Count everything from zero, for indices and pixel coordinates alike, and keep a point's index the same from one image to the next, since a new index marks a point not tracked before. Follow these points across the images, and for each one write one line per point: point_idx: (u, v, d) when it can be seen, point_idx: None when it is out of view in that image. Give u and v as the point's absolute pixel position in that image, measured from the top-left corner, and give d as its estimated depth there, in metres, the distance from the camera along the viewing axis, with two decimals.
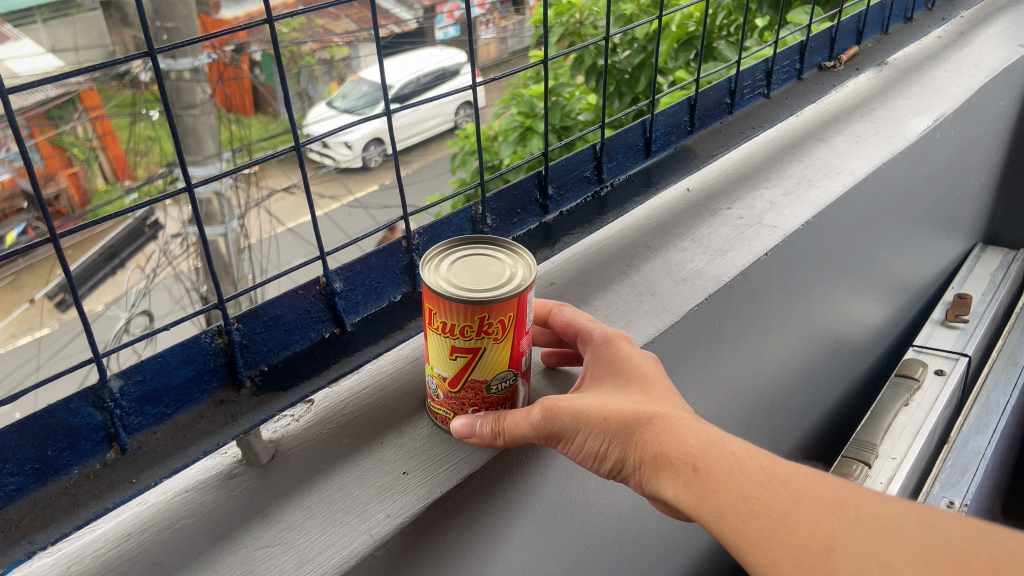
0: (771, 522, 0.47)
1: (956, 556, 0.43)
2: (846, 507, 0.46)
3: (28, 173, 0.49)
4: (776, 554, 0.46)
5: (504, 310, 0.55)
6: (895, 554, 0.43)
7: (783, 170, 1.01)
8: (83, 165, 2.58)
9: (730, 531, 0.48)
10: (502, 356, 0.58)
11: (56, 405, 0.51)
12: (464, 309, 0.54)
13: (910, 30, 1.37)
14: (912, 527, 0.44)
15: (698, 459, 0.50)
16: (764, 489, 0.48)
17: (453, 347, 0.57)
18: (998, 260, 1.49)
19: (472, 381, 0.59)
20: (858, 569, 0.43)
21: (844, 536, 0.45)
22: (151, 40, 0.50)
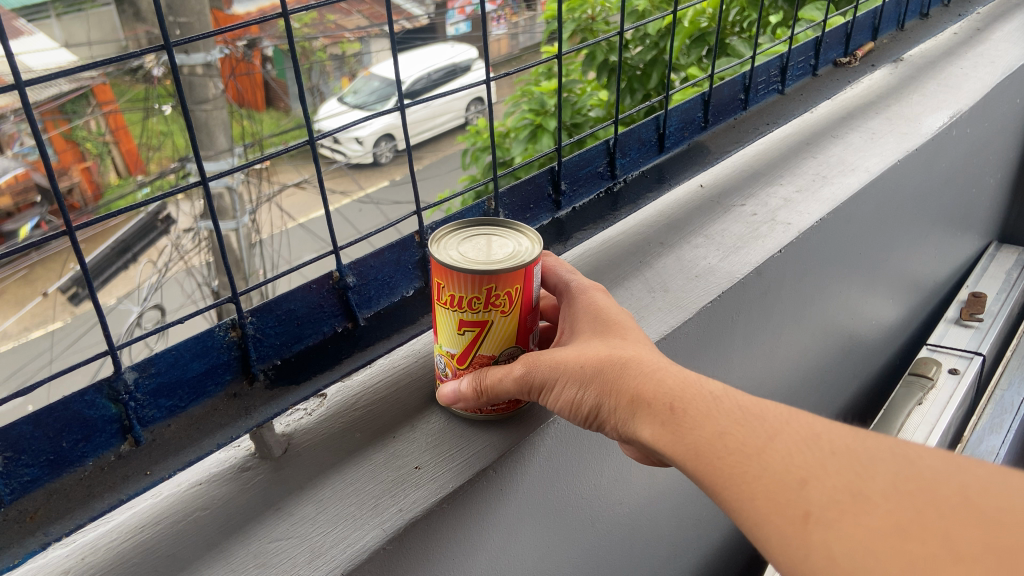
0: (746, 457, 0.45)
1: (928, 483, 0.40)
2: (819, 442, 0.44)
3: (45, 168, 0.49)
4: (748, 487, 0.44)
5: (512, 281, 0.55)
6: (866, 482, 0.41)
7: (798, 167, 1.01)
8: (98, 159, 2.61)
9: (705, 467, 0.46)
10: (509, 330, 0.58)
11: (71, 396, 0.52)
12: (472, 280, 0.54)
13: (926, 26, 1.35)
14: (884, 457, 0.42)
15: (676, 400, 0.50)
16: (740, 426, 0.47)
17: (461, 320, 0.57)
18: (1013, 258, 1.48)
19: (480, 357, 0.59)
20: (830, 498, 0.41)
21: (816, 469, 0.43)
22: (167, 33, 0.51)
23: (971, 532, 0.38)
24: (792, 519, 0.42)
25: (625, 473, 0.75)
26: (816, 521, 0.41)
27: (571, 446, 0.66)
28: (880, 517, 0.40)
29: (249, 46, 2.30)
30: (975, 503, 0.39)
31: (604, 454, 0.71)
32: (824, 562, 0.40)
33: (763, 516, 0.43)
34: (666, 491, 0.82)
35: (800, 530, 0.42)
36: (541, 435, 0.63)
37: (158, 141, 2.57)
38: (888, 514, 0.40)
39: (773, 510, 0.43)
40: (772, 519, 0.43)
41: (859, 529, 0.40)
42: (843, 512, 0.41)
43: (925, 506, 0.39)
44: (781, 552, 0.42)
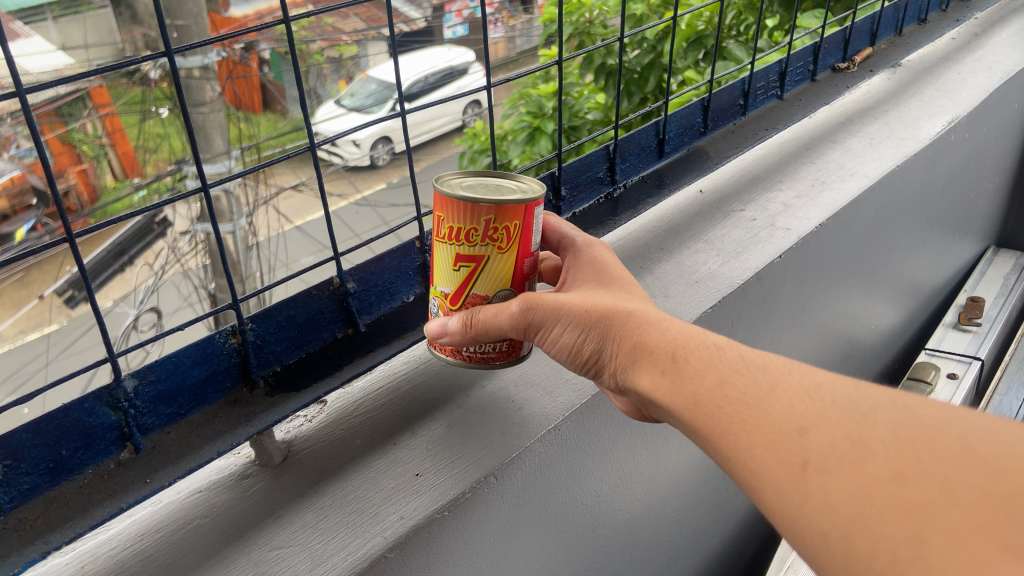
0: (745, 405, 0.44)
1: (930, 432, 0.39)
2: (820, 392, 0.43)
3: (46, 178, 0.49)
4: (748, 436, 0.43)
5: (512, 214, 0.54)
6: (867, 430, 0.40)
7: (797, 172, 1.01)
8: (94, 163, 2.53)
9: (704, 414, 0.46)
10: (506, 268, 0.56)
11: (71, 404, 0.52)
12: (470, 208, 0.54)
13: (924, 31, 1.36)
14: (886, 406, 0.41)
15: (678, 348, 0.50)
16: (741, 375, 0.46)
17: (457, 255, 0.56)
18: (1010, 262, 1.48)
19: (473, 297, 0.57)
20: (830, 447, 0.40)
21: (818, 418, 0.42)
22: (169, 41, 0.51)
23: (971, 478, 0.36)
24: (790, 467, 0.41)
25: (626, 478, 0.75)
26: (815, 469, 0.40)
27: (571, 452, 0.66)
28: (879, 465, 0.39)
29: (246, 48, 2.29)
30: (977, 450, 0.38)
31: (604, 459, 0.71)
32: (820, 510, 0.39)
33: (761, 465, 0.42)
34: (665, 497, 0.82)
35: (798, 478, 0.41)
36: (542, 442, 0.63)
37: (154, 144, 2.53)
38: (888, 461, 0.38)
39: (772, 458, 0.42)
40: (771, 468, 0.42)
41: (858, 476, 0.39)
42: (843, 460, 0.40)
43: (925, 452, 0.38)
44: (778, 504, 0.41)
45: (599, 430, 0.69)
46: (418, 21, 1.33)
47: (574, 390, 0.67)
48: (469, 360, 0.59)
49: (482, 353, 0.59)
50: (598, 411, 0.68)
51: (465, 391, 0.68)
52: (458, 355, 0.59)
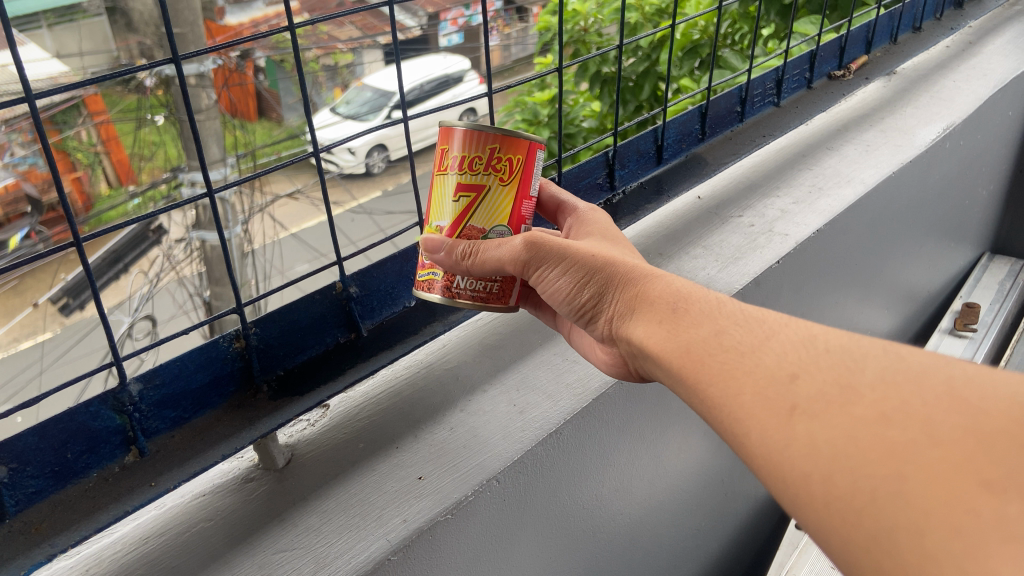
0: (739, 355, 0.45)
1: (916, 376, 0.39)
2: (813, 342, 0.44)
3: (54, 177, 0.52)
4: (739, 384, 0.44)
5: (515, 148, 0.55)
6: (856, 375, 0.40)
7: (794, 178, 1.02)
8: (87, 169, 2.53)
9: (697, 361, 0.47)
10: (505, 203, 0.57)
11: (76, 408, 0.52)
12: (474, 136, 0.54)
13: (919, 40, 1.37)
14: (876, 355, 0.42)
15: (680, 300, 0.51)
16: (738, 327, 0.47)
17: (458, 185, 0.56)
18: (1005, 269, 1.49)
19: (471, 230, 0.57)
20: (819, 392, 0.41)
21: (809, 365, 0.42)
22: (176, 48, 0.55)
23: (953, 418, 0.36)
24: (778, 412, 0.41)
25: (626, 482, 0.75)
26: (803, 413, 0.41)
27: (573, 456, 0.67)
28: (865, 407, 0.39)
29: (242, 57, 2.25)
30: (961, 393, 0.38)
31: (605, 463, 0.72)
32: (804, 452, 0.40)
33: (750, 413, 0.43)
34: (665, 501, 0.83)
35: (785, 422, 0.41)
36: (544, 446, 0.63)
37: (149, 151, 2.49)
38: (874, 404, 0.39)
39: (761, 406, 0.42)
40: (760, 414, 0.42)
41: (845, 418, 0.39)
42: (831, 404, 0.40)
43: (910, 395, 0.38)
44: (764, 452, 0.42)
45: (600, 433, 0.70)
46: (417, 28, 1.33)
47: (575, 394, 0.67)
48: (460, 296, 0.59)
49: (474, 289, 0.58)
50: (599, 415, 0.68)
51: (467, 395, 0.69)
52: (450, 290, 0.58)
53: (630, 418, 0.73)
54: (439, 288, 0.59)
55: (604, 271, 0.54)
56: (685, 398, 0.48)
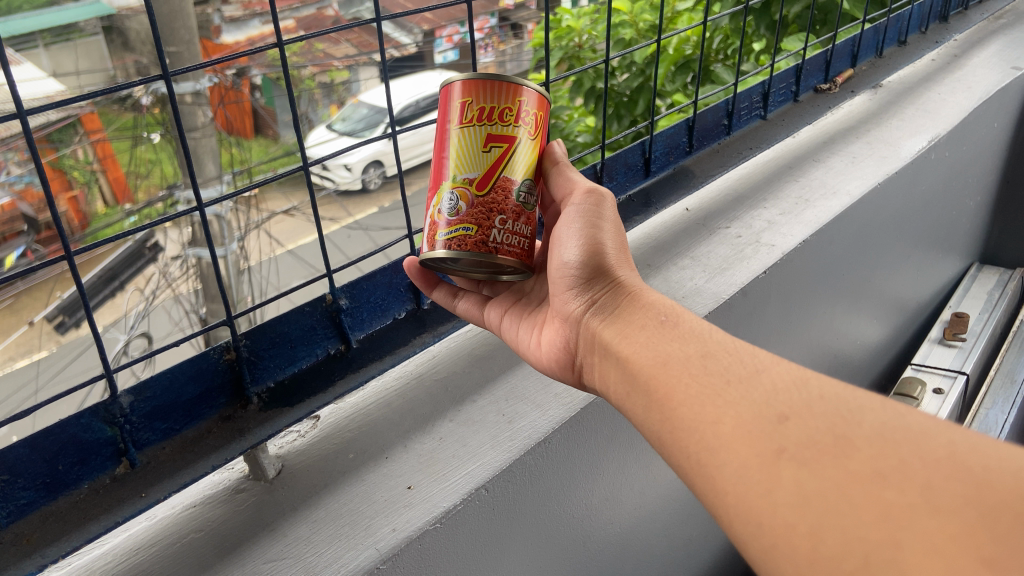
0: (727, 383, 0.46)
1: (916, 438, 0.40)
2: (805, 385, 0.44)
3: (47, 194, 0.53)
4: (720, 414, 0.44)
5: (537, 102, 0.57)
6: (852, 426, 0.41)
7: (781, 190, 1.03)
8: (84, 188, 2.49)
9: (678, 379, 0.48)
10: (530, 154, 0.58)
11: (67, 420, 0.52)
12: (505, 88, 0.55)
13: (904, 53, 1.39)
14: (872, 409, 0.42)
15: (666, 311, 0.54)
16: (727, 354, 0.48)
17: (488, 135, 0.56)
18: (995, 278, 1.51)
19: (502, 182, 0.57)
20: (809, 437, 0.41)
21: (801, 408, 0.43)
22: (167, 65, 0.56)
23: (955, 488, 0.37)
24: (763, 453, 0.42)
25: (615, 492, 0.76)
26: (790, 458, 0.41)
27: (562, 465, 0.67)
28: (861, 463, 0.39)
29: (237, 75, 2.25)
30: (962, 459, 0.38)
31: (593, 472, 0.72)
32: (789, 500, 0.40)
33: (729, 446, 0.43)
34: (655, 512, 0.83)
35: (770, 463, 0.41)
36: (532, 455, 0.64)
37: (145, 169, 2.48)
38: (868, 460, 0.39)
39: (745, 442, 0.43)
40: (741, 451, 0.43)
41: (839, 471, 0.39)
42: (821, 453, 0.40)
43: (909, 454, 0.39)
44: (741, 493, 0.42)
45: (589, 442, 0.70)
46: (409, 45, 1.34)
47: (564, 404, 0.68)
48: (495, 251, 0.56)
49: (508, 243, 0.57)
50: (587, 423, 0.69)
51: (456, 406, 0.69)
52: (484, 246, 0.56)
53: (619, 427, 0.74)
54: (474, 243, 0.56)
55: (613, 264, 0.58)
56: (653, 416, 0.49)
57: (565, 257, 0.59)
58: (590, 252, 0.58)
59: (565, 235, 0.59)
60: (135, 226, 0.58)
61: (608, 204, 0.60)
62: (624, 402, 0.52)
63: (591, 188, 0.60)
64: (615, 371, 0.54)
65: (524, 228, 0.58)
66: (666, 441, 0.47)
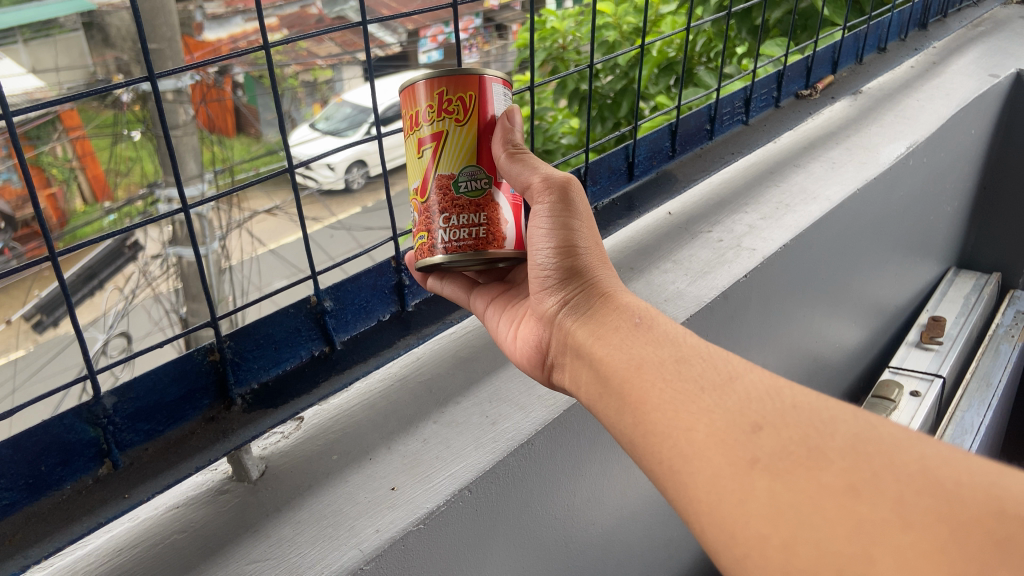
0: (701, 391, 0.47)
1: (888, 450, 0.40)
2: (779, 394, 0.45)
3: (30, 192, 0.53)
4: (694, 421, 0.45)
5: (463, 86, 0.55)
6: (824, 438, 0.41)
7: (762, 195, 1.04)
8: (63, 185, 2.45)
9: (652, 384, 0.49)
10: (466, 143, 0.56)
11: (50, 420, 0.52)
12: (419, 89, 0.56)
13: (884, 60, 1.41)
14: (845, 418, 0.42)
15: (640, 312, 0.55)
16: (702, 361, 0.49)
17: (420, 138, 0.57)
18: (971, 283, 1.53)
19: (439, 180, 0.57)
20: (781, 447, 0.42)
21: (773, 417, 0.43)
22: (151, 65, 0.56)
23: (927, 503, 0.37)
24: (737, 462, 0.42)
25: (598, 493, 0.77)
26: (764, 468, 0.41)
27: (544, 466, 0.68)
28: (833, 475, 0.40)
29: (221, 73, 2.22)
30: (935, 476, 0.38)
31: (576, 474, 0.73)
32: (762, 511, 0.41)
33: (702, 454, 0.44)
34: (636, 512, 0.84)
35: (744, 473, 0.42)
36: (515, 457, 0.64)
37: (126, 167, 2.46)
38: (841, 472, 0.40)
39: (718, 450, 0.43)
40: (714, 459, 0.43)
41: (812, 484, 0.40)
42: (795, 463, 0.41)
43: (881, 469, 0.39)
44: (713, 501, 0.42)
45: (571, 444, 0.71)
46: (395, 45, 1.32)
47: (547, 406, 0.69)
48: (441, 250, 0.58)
49: (455, 240, 0.57)
50: (569, 425, 0.70)
51: (440, 407, 0.70)
52: (433, 249, 0.58)
53: (601, 429, 0.74)
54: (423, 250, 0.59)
55: (588, 263, 0.58)
56: (626, 420, 0.49)
57: (538, 256, 0.59)
58: (563, 251, 0.58)
59: (535, 235, 0.59)
60: (111, 228, 0.58)
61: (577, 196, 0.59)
62: (594, 404, 0.53)
63: (555, 181, 0.57)
64: (586, 372, 0.55)
65: (477, 219, 0.57)
66: (638, 446, 0.48)
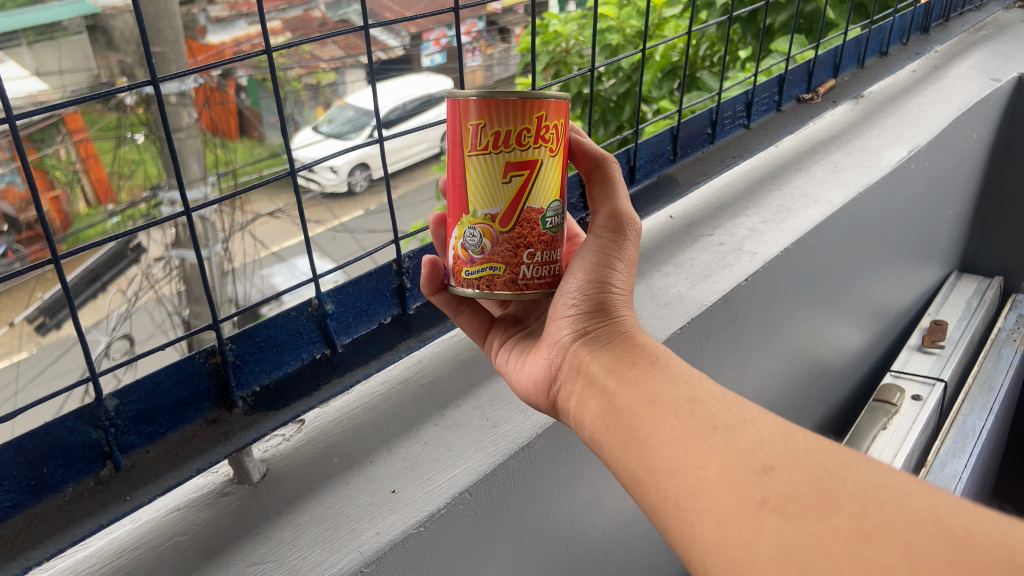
0: (714, 430, 0.47)
1: (900, 497, 0.40)
2: (792, 438, 0.45)
3: (33, 196, 0.53)
4: (704, 458, 0.45)
5: (558, 113, 0.55)
6: (836, 482, 0.41)
7: (764, 199, 1.04)
8: (66, 188, 2.40)
9: (664, 421, 0.49)
10: (554, 173, 0.57)
11: (52, 422, 0.52)
12: (521, 109, 0.53)
13: (886, 64, 1.41)
14: (856, 466, 0.43)
15: (658, 354, 0.54)
16: (717, 402, 0.49)
17: (509, 163, 0.55)
18: (973, 287, 1.54)
19: (528, 212, 0.56)
20: (793, 491, 0.42)
21: (786, 461, 0.43)
22: (155, 69, 0.56)
23: (938, 550, 0.37)
24: (746, 502, 0.42)
25: (599, 496, 0.77)
26: (773, 509, 0.41)
27: (544, 469, 0.68)
28: (845, 519, 0.39)
29: (224, 76, 2.22)
30: (946, 523, 0.38)
31: (576, 477, 0.73)
32: (770, 552, 0.40)
33: (711, 492, 0.44)
34: (637, 515, 0.84)
35: (752, 513, 0.42)
36: (516, 460, 0.64)
37: (128, 170, 2.46)
38: (852, 517, 0.39)
39: (727, 490, 0.43)
40: (724, 500, 0.43)
41: (821, 527, 0.40)
42: (806, 507, 0.41)
43: (893, 514, 0.39)
44: (721, 541, 0.42)
45: (572, 448, 0.71)
46: (398, 48, 1.32)
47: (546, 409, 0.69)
48: (523, 287, 0.58)
49: (538, 276, 0.58)
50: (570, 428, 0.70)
51: (440, 410, 0.70)
52: (513, 282, 0.57)
53: None
54: (504, 283, 0.57)
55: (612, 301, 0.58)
56: (631, 452, 0.49)
57: (568, 284, 0.59)
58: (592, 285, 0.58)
59: (574, 265, 0.59)
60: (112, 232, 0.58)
61: (632, 243, 0.60)
62: (599, 436, 0.53)
63: (615, 218, 0.60)
64: (595, 403, 0.54)
65: (557, 254, 0.59)
66: (642, 479, 0.48)
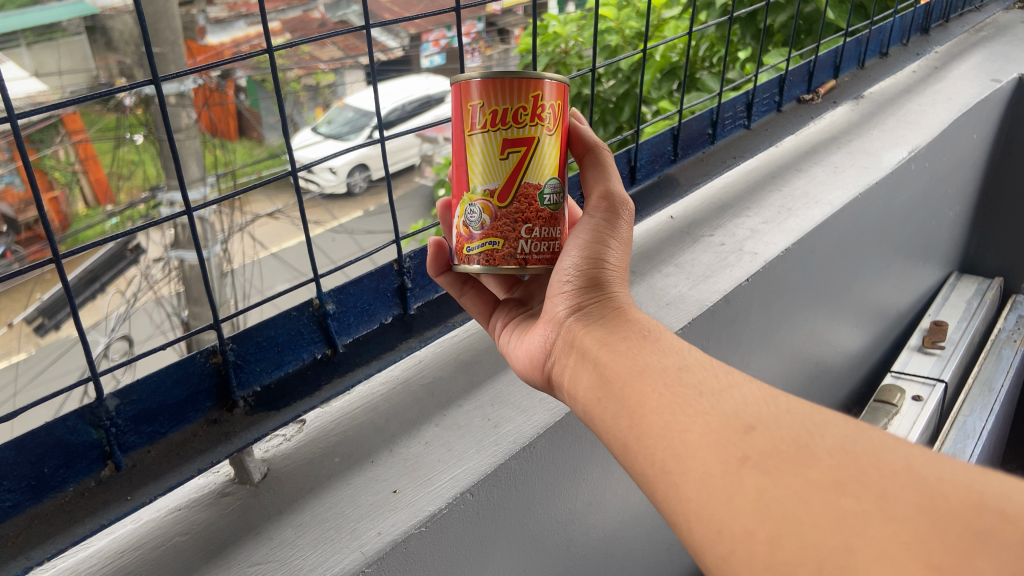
0: (701, 395, 0.47)
1: (875, 451, 0.40)
2: (773, 400, 0.45)
3: (34, 195, 0.53)
4: (689, 422, 0.45)
5: (556, 92, 0.55)
6: (816, 438, 0.42)
7: (765, 199, 1.04)
8: (65, 188, 2.38)
9: (653, 389, 0.48)
10: (553, 151, 0.57)
11: (53, 422, 0.52)
12: (517, 87, 0.53)
13: (886, 65, 1.41)
14: (834, 423, 0.43)
15: (651, 329, 0.54)
16: (703, 370, 0.49)
17: (506, 140, 0.55)
18: (974, 287, 1.54)
19: (526, 188, 0.56)
20: (774, 448, 0.42)
21: (768, 420, 0.44)
22: (157, 68, 0.56)
23: (910, 497, 0.37)
24: (727, 460, 0.42)
25: (600, 496, 0.77)
26: (754, 465, 0.41)
27: (545, 469, 0.68)
28: (821, 472, 0.40)
29: (223, 78, 2.22)
30: (919, 472, 0.38)
31: (577, 477, 0.73)
32: (750, 506, 0.40)
33: (694, 452, 0.44)
34: (638, 515, 0.84)
35: (734, 471, 0.42)
36: (517, 460, 0.64)
37: (128, 170, 2.45)
38: (829, 470, 0.40)
39: (710, 450, 0.43)
40: (707, 459, 0.43)
41: (800, 481, 0.40)
42: (785, 463, 0.41)
43: (868, 465, 0.39)
44: (703, 500, 0.42)
45: (573, 448, 0.71)
46: (398, 50, 1.32)
47: (547, 408, 0.69)
48: (522, 261, 0.57)
49: (538, 251, 0.57)
50: (571, 428, 0.70)
51: (441, 410, 0.70)
52: (511, 257, 0.57)
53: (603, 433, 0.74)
54: (504, 256, 0.57)
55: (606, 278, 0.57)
56: (621, 421, 0.49)
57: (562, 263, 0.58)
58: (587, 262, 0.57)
59: (569, 244, 0.59)
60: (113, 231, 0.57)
61: (626, 222, 0.60)
62: (592, 409, 0.53)
63: (610, 199, 0.59)
64: (588, 377, 0.54)
65: (557, 230, 0.58)
66: (630, 447, 0.48)
